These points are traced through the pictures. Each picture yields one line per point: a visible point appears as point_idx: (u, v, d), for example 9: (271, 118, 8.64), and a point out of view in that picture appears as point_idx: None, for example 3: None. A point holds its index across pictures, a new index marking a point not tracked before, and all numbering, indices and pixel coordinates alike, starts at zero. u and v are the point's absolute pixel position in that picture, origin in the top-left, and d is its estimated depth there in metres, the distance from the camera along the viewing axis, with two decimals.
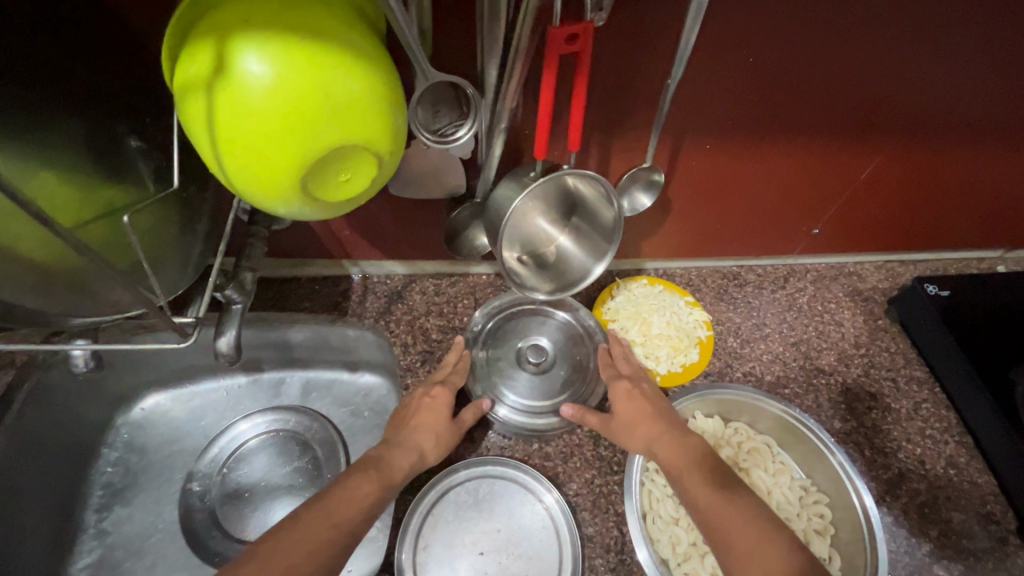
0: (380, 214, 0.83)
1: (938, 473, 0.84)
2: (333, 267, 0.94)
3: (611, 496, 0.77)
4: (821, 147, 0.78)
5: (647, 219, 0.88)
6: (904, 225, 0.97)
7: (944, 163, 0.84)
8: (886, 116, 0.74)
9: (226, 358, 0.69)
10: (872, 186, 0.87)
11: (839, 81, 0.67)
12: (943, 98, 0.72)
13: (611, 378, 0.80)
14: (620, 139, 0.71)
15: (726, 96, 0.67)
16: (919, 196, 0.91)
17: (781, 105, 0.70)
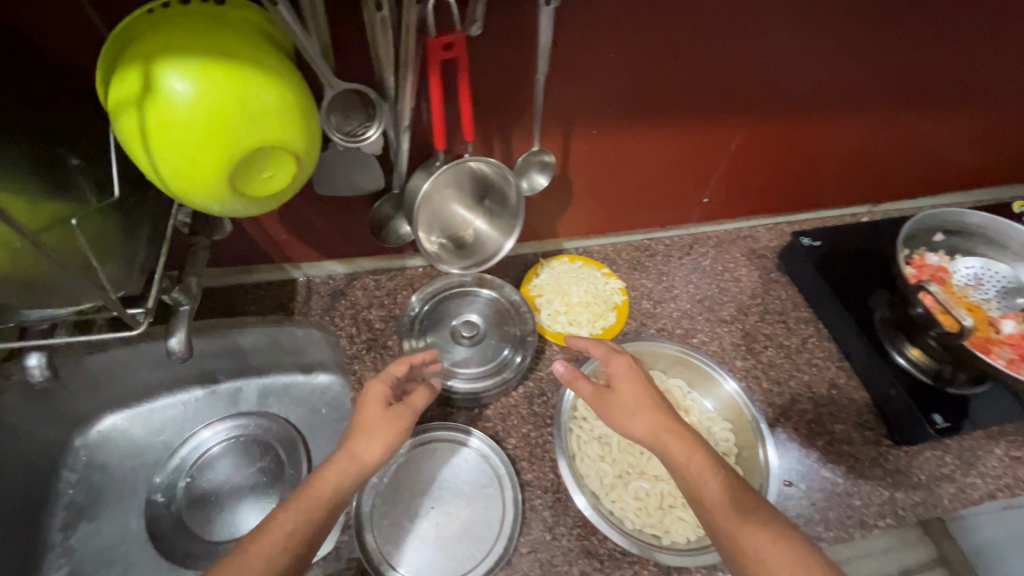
0: (313, 216, 0.91)
1: (822, 394, 0.98)
2: (276, 271, 1.01)
3: (546, 445, 0.87)
4: (693, 122, 0.91)
5: (556, 200, 1.00)
6: (782, 187, 1.12)
7: (801, 128, 0.99)
8: (740, 93, 0.88)
9: (179, 356, 0.74)
10: (744, 155, 1.01)
11: (692, 63, 0.81)
12: (780, 74, 0.87)
13: (609, 353, 0.82)
14: (514, 127, 0.82)
15: (599, 83, 0.80)
16: (785, 160, 1.06)
17: (648, 88, 0.83)
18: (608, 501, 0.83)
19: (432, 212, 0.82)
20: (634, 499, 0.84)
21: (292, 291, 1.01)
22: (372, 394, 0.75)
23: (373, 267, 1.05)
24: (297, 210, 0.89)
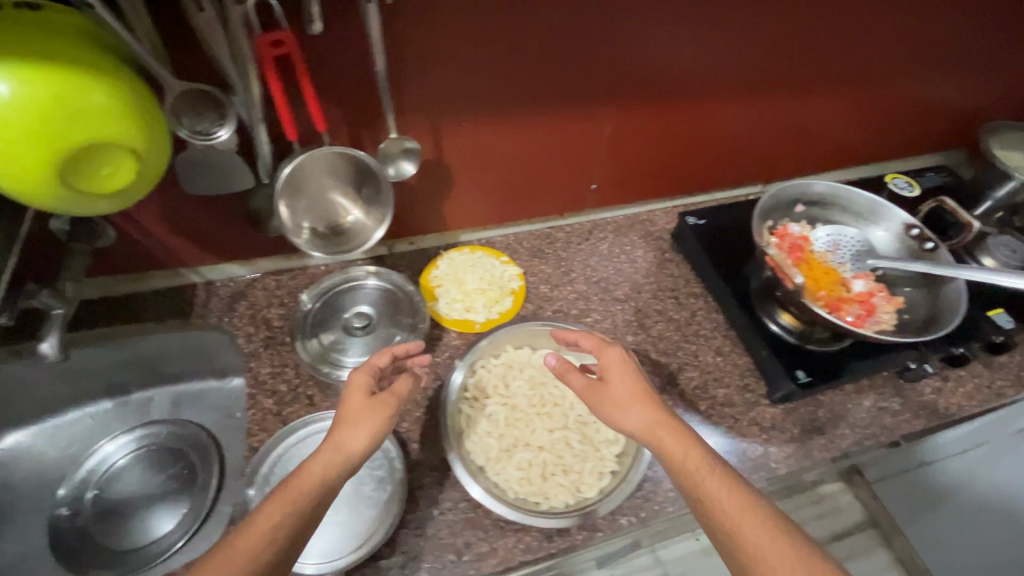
0: (202, 218, 0.98)
1: (707, 361, 1.07)
2: (178, 276, 1.07)
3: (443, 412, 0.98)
4: (561, 111, 1.03)
5: (439, 193, 1.11)
6: (659, 171, 1.25)
7: (662, 116, 1.11)
8: (601, 82, 1.00)
9: (50, 357, 0.89)
10: (620, 140, 1.14)
11: (546, 57, 0.93)
12: (631, 64, 0.99)
13: (598, 343, 0.92)
14: (376, 126, 0.93)
15: (460, 76, 0.91)
16: (661, 144, 1.18)
17: (509, 80, 0.95)
18: (494, 471, 0.92)
19: (310, 202, 0.93)
20: (518, 467, 0.93)
21: (197, 295, 1.07)
22: (359, 387, 0.83)
23: (276, 267, 1.13)
24: (187, 211, 0.96)
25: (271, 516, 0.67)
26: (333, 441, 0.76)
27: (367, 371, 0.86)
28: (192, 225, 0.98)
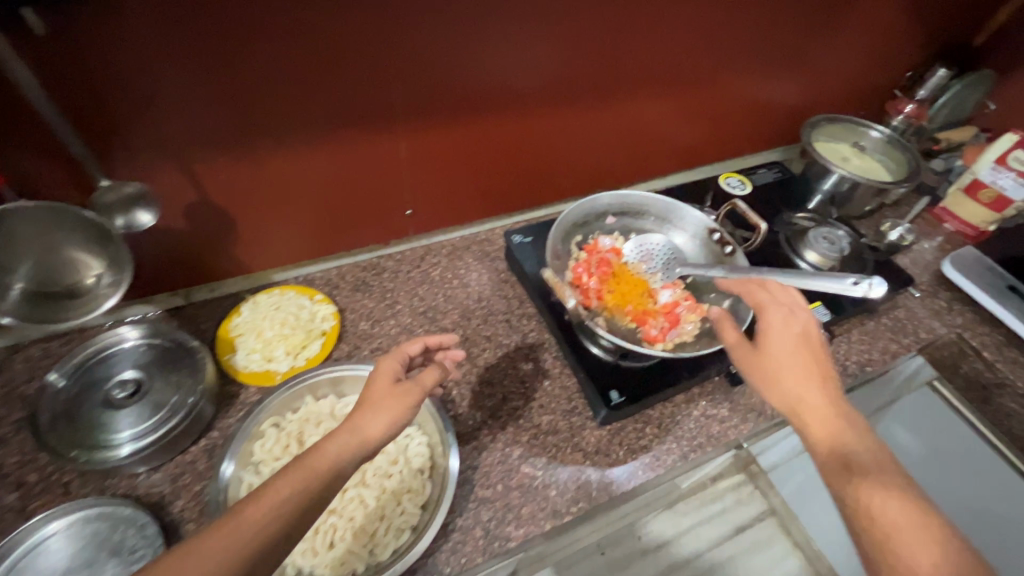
0: (241, 215, 0.75)
1: (854, 369, 0.90)
2: (177, 297, 0.81)
3: (561, 447, 0.75)
4: (649, 75, 0.91)
5: (510, 172, 0.94)
6: (721, 138, 1.12)
7: (746, 75, 1.01)
8: (673, 64, 0.91)
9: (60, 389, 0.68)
10: (685, 110, 1.01)
11: (654, 18, 0.82)
12: (740, 13, 0.89)
13: (705, 248, 0.78)
14: (445, 110, 0.78)
15: (555, 52, 0.78)
16: (723, 113, 1.06)
17: (606, 50, 0.82)
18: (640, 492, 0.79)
19: (573, 253, 0.77)
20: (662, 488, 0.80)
21: (202, 313, 0.82)
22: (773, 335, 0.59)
23: (304, 274, 0.89)
24: (203, 218, 0.72)
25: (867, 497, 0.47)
26: (818, 424, 0.53)
27: (777, 303, 0.62)
28: (206, 232, 0.75)
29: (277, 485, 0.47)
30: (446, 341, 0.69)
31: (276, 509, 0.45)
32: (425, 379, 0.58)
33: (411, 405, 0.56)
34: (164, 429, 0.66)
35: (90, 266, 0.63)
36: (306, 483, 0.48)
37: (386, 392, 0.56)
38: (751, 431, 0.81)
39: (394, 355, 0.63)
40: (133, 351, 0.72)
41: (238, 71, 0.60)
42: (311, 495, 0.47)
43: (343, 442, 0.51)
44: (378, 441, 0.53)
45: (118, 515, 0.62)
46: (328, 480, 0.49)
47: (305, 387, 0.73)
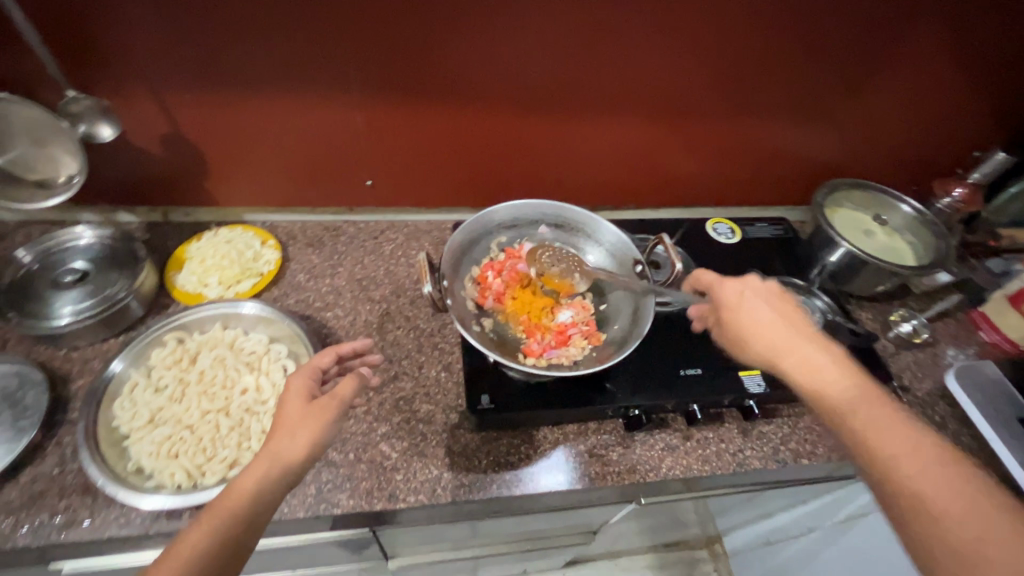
0: (210, 151, 0.84)
1: (786, 457, 0.79)
2: (155, 213, 0.91)
3: (426, 438, 0.74)
4: (636, 99, 0.87)
5: (482, 167, 0.95)
6: (723, 179, 1.05)
7: (758, 119, 0.94)
8: (668, 92, 0.87)
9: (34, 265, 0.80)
10: (682, 143, 0.96)
11: (640, 41, 0.79)
12: (749, 51, 0.82)
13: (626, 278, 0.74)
14: (410, 92, 0.81)
15: (523, 57, 0.78)
16: (728, 155, 1.00)
17: (584, 64, 0.81)
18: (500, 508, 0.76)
19: (485, 252, 0.76)
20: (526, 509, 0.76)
21: (171, 232, 0.91)
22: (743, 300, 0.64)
23: (271, 220, 0.96)
24: (174, 145, 0.81)
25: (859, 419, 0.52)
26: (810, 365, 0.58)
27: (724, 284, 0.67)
28: (178, 161, 0.84)
29: (190, 536, 0.47)
30: (363, 349, 0.68)
31: (191, 559, 0.45)
32: (342, 392, 0.58)
33: (329, 421, 0.56)
34: (88, 314, 0.74)
35: (66, 164, 0.74)
36: (225, 520, 0.48)
37: (299, 414, 0.55)
38: (634, 484, 0.74)
39: (308, 370, 0.61)
40: (86, 248, 0.82)
41: (202, 18, 0.67)
42: (231, 534, 0.47)
43: (259, 474, 0.51)
44: (301, 462, 0.52)
45: (26, 378, 0.71)
46: (255, 511, 0.49)
47: (216, 315, 0.79)
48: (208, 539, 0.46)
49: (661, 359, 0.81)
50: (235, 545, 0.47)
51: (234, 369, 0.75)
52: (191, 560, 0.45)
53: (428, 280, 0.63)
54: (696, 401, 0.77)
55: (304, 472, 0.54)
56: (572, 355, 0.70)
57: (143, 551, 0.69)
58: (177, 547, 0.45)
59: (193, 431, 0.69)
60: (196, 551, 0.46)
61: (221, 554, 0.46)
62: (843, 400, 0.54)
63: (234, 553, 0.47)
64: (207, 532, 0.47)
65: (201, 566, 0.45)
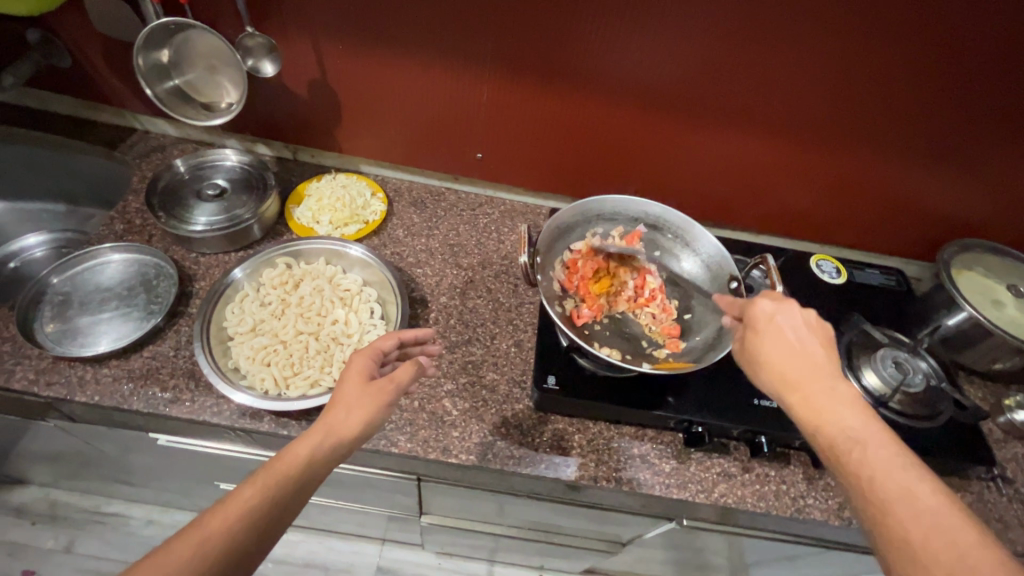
0: (346, 101, 0.91)
1: (852, 516, 0.74)
2: (287, 150, 1.00)
3: (486, 402, 0.77)
4: (761, 116, 0.85)
5: (589, 157, 0.96)
6: (838, 216, 0.98)
7: (893, 159, 0.88)
8: (798, 113, 0.84)
9: (188, 176, 0.91)
10: (800, 169, 0.92)
11: (781, 57, 0.77)
12: (898, 84, 0.77)
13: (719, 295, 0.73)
14: (536, 72, 0.84)
15: (655, 56, 0.79)
16: (850, 190, 0.94)
17: (715, 72, 0.80)
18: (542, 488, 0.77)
19: (579, 238, 0.76)
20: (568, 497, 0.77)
21: (297, 169, 1.00)
22: (777, 329, 0.58)
23: (384, 175, 1.03)
24: (317, 91, 0.89)
25: (870, 449, 0.49)
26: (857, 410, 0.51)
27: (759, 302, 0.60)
28: (317, 106, 0.92)
29: (244, 489, 0.49)
30: (422, 338, 0.71)
31: (243, 513, 0.48)
32: (399, 378, 0.61)
33: (385, 403, 0.59)
34: (223, 229, 0.84)
35: (229, 93, 0.84)
36: (277, 483, 0.51)
37: (358, 391, 0.59)
38: (681, 500, 0.73)
39: (368, 350, 0.64)
40: (229, 170, 0.92)
41: None
42: (281, 495, 0.50)
43: (315, 442, 0.54)
44: (352, 437, 0.56)
45: (163, 272, 0.82)
46: (305, 477, 0.52)
47: (323, 250, 0.86)
48: (262, 496, 0.49)
49: (736, 384, 0.78)
50: (283, 506, 0.50)
51: (329, 300, 0.81)
52: (244, 513, 0.48)
53: (525, 251, 0.65)
54: (766, 434, 0.74)
55: (353, 448, 0.57)
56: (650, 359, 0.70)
57: (223, 440, 0.77)
58: (235, 497, 0.48)
59: (285, 346, 0.76)
60: (248, 506, 0.48)
61: (270, 513, 0.49)
62: (858, 435, 0.50)
63: (279, 515, 0.50)
64: (259, 489, 0.50)
65: (252, 520, 0.48)
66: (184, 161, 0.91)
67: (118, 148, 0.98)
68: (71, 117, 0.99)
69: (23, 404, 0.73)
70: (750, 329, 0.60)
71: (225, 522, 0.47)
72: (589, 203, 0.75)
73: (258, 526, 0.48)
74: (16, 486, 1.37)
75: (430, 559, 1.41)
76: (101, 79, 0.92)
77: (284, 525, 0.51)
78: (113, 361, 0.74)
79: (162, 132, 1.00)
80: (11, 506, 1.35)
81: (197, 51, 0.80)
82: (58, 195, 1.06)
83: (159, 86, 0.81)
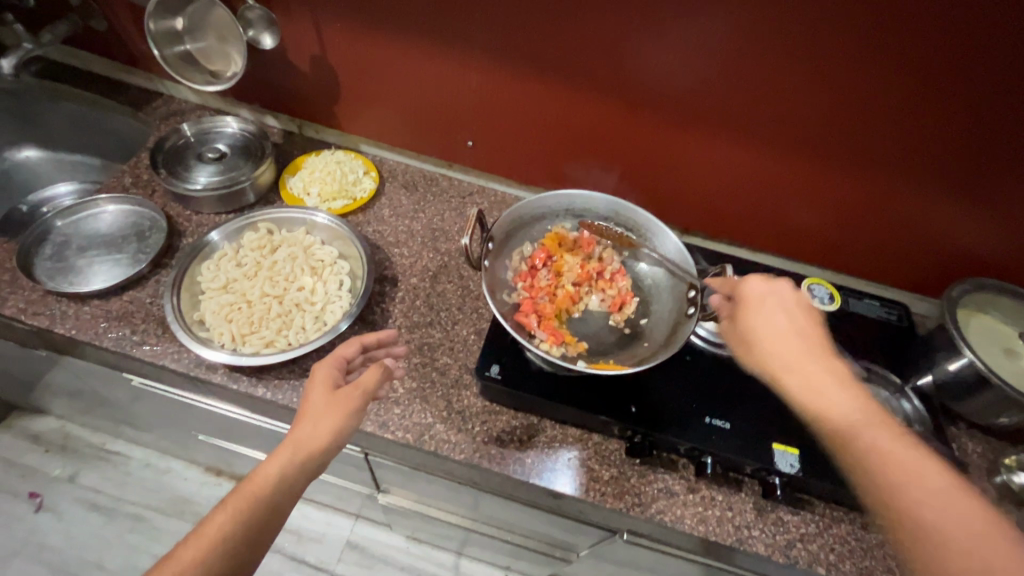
0: (344, 78, 0.94)
1: (800, 556, 0.68)
2: (293, 124, 1.05)
3: (433, 384, 0.77)
4: (759, 126, 0.80)
5: (579, 156, 0.95)
6: (842, 241, 0.92)
7: (903, 185, 0.80)
8: (794, 128, 0.78)
9: (192, 139, 0.96)
10: (798, 188, 0.86)
11: (779, 62, 0.72)
12: (909, 100, 0.71)
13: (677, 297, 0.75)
14: (524, 64, 0.83)
15: (647, 53, 0.76)
16: (852, 215, 0.87)
17: (709, 74, 0.76)
18: (479, 476, 0.76)
19: (541, 229, 0.81)
20: (505, 488, 0.76)
21: (300, 143, 1.04)
22: (765, 306, 0.62)
23: (382, 156, 1.06)
24: (319, 67, 0.93)
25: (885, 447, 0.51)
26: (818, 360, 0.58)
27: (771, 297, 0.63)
28: (318, 81, 0.95)
29: (215, 518, 0.51)
30: (387, 339, 0.69)
31: (216, 541, 0.49)
32: (364, 382, 0.60)
33: (353, 410, 0.58)
34: (215, 189, 0.88)
35: (234, 61, 0.89)
36: (247, 507, 0.52)
37: (324, 403, 0.58)
38: (614, 510, 0.70)
39: (332, 359, 0.63)
40: (231, 136, 0.97)
41: None
42: (256, 517, 0.52)
43: (283, 459, 0.54)
44: (323, 449, 0.56)
45: (157, 226, 0.88)
46: (278, 496, 0.53)
47: (304, 220, 0.89)
48: (235, 522, 0.51)
49: (690, 399, 0.75)
50: (259, 527, 0.52)
51: (300, 268, 0.84)
52: (218, 541, 0.49)
53: (469, 233, 0.66)
54: (713, 454, 0.70)
55: (328, 458, 0.57)
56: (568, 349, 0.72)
57: (184, 387, 0.81)
58: (203, 529, 0.50)
59: (251, 306, 0.80)
60: (223, 532, 0.50)
61: (240, 540, 0.50)
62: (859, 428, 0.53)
63: (257, 535, 0.51)
64: (230, 518, 0.51)
65: (227, 547, 0.50)
66: (190, 125, 0.96)
67: (140, 109, 1.05)
68: (105, 78, 1.08)
69: (17, 330, 0.81)
70: (742, 306, 0.64)
71: (194, 556, 0.48)
72: (554, 199, 0.79)
73: (235, 551, 0.50)
74: (35, 414, 1.44)
75: (399, 541, 1.39)
76: (132, 44, 1.00)
77: (261, 552, 0.52)
78: (95, 300, 0.79)
79: (184, 98, 1.07)
80: (28, 432, 1.41)
81: (207, 20, 0.86)
82: (92, 149, 1.14)
83: (169, 50, 0.87)
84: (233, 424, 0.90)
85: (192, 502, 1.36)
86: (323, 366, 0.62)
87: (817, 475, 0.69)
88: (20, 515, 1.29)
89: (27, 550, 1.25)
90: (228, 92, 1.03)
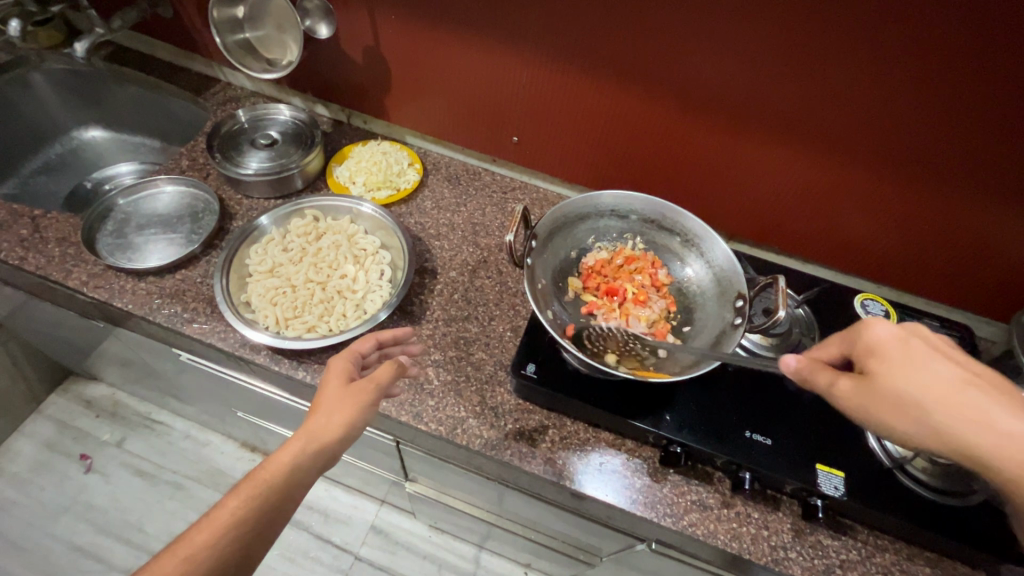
0: (396, 71, 0.95)
1: None
2: (342, 114, 1.07)
3: (466, 378, 0.78)
4: (820, 133, 0.76)
5: (626, 157, 0.93)
6: (904, 257, 0.87)
7: (974, 202, 0.76)
8: (852, 137, 0.75)
9: (247, 125, 0.99)
10: (854, 198, 0.83)
11: (851, 70, 0.68)
12: (982, 112, 0.66)
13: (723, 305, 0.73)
14: (575, 62, 0.82)
15: (712, 56, 0.74)
16: (913, 229, 0.83)
17: (774, 78, 0.73)
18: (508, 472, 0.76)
19: (585, 231, 0.80)
20: (536, 485, 0.75)
21: (347, 132, 1.06)
22: (908, 356, 0.49)
23: (427, 148, 1.06)
24: (371, 58, 0.94)
25: None
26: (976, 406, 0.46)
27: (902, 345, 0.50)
28: (370, 72, 0.96)
29: (227, 503, 0.52)
30: (410, 336, 0.70)
31: (229, 526, 0.50)
32: (379, 377, 0.60)
33: (367, 404, 0.59)
34: (265, 175, 0.90)
35: (289, 51, 0.91)
36: (258, 496, 0.52)
37: (340, 395, 0.59)
38: (644, 519, 0.68)
39: (350, 352, 0.64)
40: (282, 123, 0.99)
41: None
42: (266, 502, 0.53)
43: (296, 449, 0.55)
44: (335, 440, 0.56)
45: (209, 207, 0.91)
46: (290, 484, 0.54)
47: (350, 209, 0.90)
48: (247, 508, 0.52)
49: (730, 411, 0.73)
50: (269, 512, 0.53)
51: (343, 256, 0.85)
52: (230, 525, 0.51)
53: (514, 230, 0.67)
54: (751, 470, 0.68)
55: (341, 449, 0.58)
56: (617, 353, 0.71)
57: (227, 364, 0.84)
58: (217, 513, 0.51)
59: (296, 292, 0.82)
60: (235, 516, 0.51)
61: (248, 530, 0.51)
62: None
63: (269, 522, 0.52)
64: (240, 506, 0.52)
65: (239, 531, 0.51)
66: (246, 113, 0.99)
67: (200, 94, 1.08)
68: (170, 64, 1.12)
69: (78, 302, 0.85)
70: (870, 357, 0.51)
71: (206, 545, 0.49)
72: (599, 198, 0.79)
73: (248, 535, 0.51)
74: (89, 380, 1.52)
75: (421, 530, 1.40)
76: (195, 32, 1.03)
77: (270, 541, 0.53)
78: (147, 279, 0.82)
79: (240, 85, 1.10)
80: (82, 398, 1.49)
81: (266, 9, 0.89)
82: (153, 131, 1.18)
83: (230, 37, 0.91)
84: (271, 404, 0.93)
85: (228, 475, 1.41)
86: (337, 362, 0.62)
87: (861, 500, 0.66)
88: (71, 474, 1.37)
89: (75, 508, 1.32)
90: (284, 81, 1.05)
